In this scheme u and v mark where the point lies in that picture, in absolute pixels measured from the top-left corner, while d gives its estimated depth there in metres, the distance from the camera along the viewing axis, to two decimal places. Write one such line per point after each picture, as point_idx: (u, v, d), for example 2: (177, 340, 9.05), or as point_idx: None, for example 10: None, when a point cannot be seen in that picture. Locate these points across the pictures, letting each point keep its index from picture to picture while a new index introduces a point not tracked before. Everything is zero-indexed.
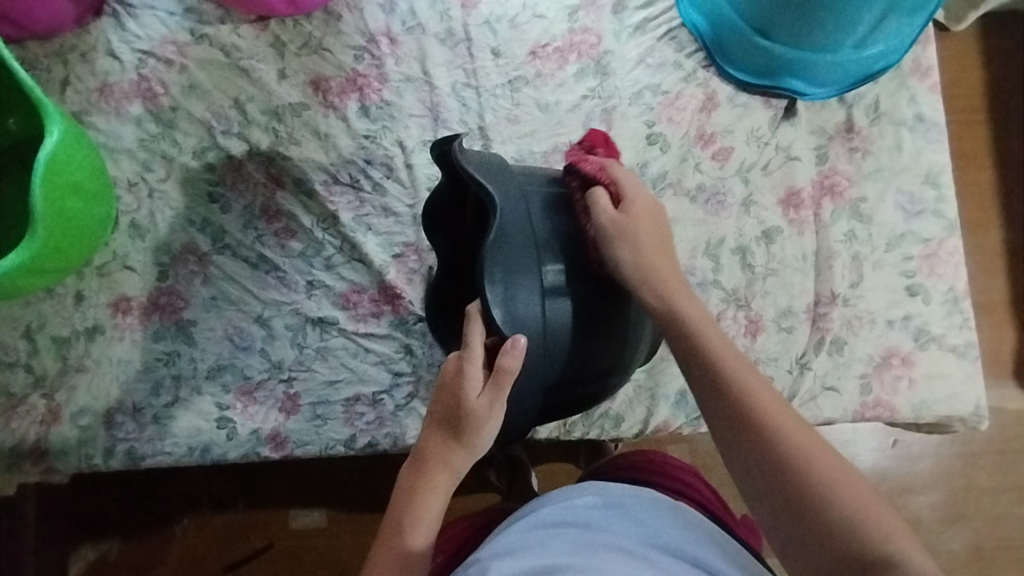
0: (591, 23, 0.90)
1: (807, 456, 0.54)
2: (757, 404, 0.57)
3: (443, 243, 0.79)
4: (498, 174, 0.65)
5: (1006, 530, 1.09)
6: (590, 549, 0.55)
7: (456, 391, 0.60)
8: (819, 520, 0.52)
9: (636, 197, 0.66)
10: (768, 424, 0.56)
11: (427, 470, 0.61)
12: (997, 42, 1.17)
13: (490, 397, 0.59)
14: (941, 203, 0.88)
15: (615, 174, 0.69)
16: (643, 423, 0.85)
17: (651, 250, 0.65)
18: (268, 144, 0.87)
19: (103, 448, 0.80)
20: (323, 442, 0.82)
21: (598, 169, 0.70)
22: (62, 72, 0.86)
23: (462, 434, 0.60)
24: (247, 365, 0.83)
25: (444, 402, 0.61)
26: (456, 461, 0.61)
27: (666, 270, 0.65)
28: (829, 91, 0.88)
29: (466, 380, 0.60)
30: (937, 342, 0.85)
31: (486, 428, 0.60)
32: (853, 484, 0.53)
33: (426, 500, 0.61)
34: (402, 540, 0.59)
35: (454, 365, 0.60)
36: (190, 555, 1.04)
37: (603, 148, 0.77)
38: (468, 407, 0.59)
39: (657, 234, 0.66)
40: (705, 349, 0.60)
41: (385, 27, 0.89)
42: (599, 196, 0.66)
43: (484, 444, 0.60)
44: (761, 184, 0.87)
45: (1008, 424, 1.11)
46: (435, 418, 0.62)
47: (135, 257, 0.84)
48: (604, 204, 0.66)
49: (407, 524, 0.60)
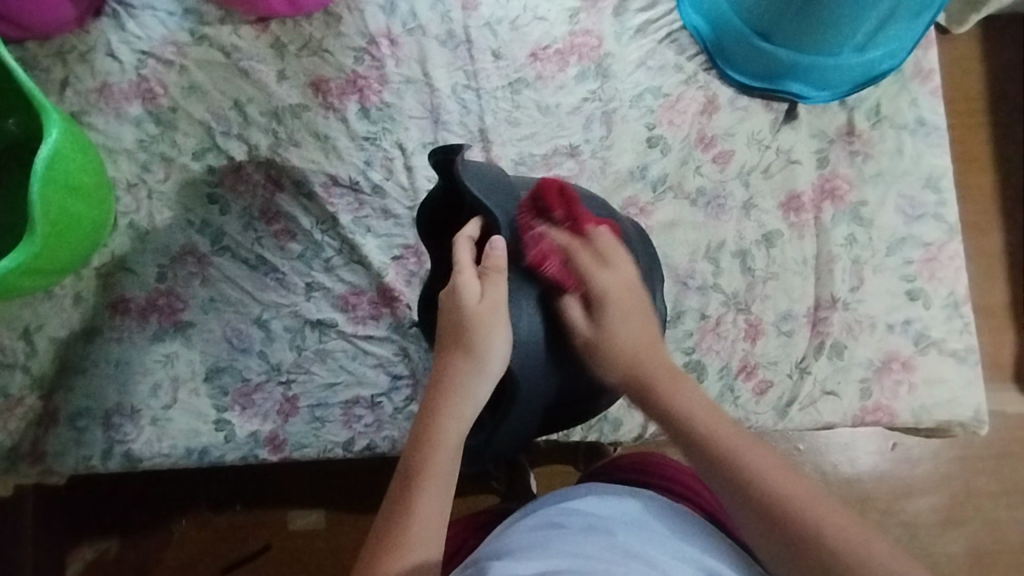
0: (591, 26, 0.90)
1: (784, 488, 0.54)
2: (737, 452, 0.56)
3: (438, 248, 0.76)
4: (497, 188, 0.67)
5: (1007, 534, 1.08)
6: (590, 551, 0.55)
7: (453, 311, 0.61)
8: (805, 542, 0.52)
9: (613, 295, 0.64)
10: (748, 464, 0.56)
11: (440, 392, 0.61)
12: (998, 45, 1.17)
13: (490, 298, 0.61)
14: (943, 206, 0.88)
15: (585, 272, 0.65)
16: (642, 426, 0.84)
17: (631, 350, 0.63)
18: (267, 145, 0.87)
19: (100, 449, 0.80)
20: (322, 445, 0.82)
21: (563, 265, 0.65)
22: (62, 73, 0.86)
23: (468, 342, 0.61)
24: (246, 367, 0.83)
25: (445, 331, 0.62)
26: (469, 384, 0.60)
27: (651, 346, 0.64)
28: (830, 95, 0.88)
29: (462, 293, 0.61)
30: (937, 347, 0.84)
31: (489, 336, 0.60)
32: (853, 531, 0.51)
33: (442, 434, 0.59)
34: (422, 484, 0.57)
35: (447, 290, 0.62)
36: (188, 555, 1.04)
37: (562, 208, 0.67)
38: (470, 317, 0.60)
39: (637, 331, 0.64)
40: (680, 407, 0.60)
41: (385, 29, 0.89)
42: (574, 313, 0.65)
43: (490, 345, 0.61)
44: (762, 188, 0.87)
45: (1008, 427, 1.10)
46: (440, 353, 0.62)
47: (134, 258, 0.84)
48: (578, 319, 0.65)
49: (424, 462, 0.58)
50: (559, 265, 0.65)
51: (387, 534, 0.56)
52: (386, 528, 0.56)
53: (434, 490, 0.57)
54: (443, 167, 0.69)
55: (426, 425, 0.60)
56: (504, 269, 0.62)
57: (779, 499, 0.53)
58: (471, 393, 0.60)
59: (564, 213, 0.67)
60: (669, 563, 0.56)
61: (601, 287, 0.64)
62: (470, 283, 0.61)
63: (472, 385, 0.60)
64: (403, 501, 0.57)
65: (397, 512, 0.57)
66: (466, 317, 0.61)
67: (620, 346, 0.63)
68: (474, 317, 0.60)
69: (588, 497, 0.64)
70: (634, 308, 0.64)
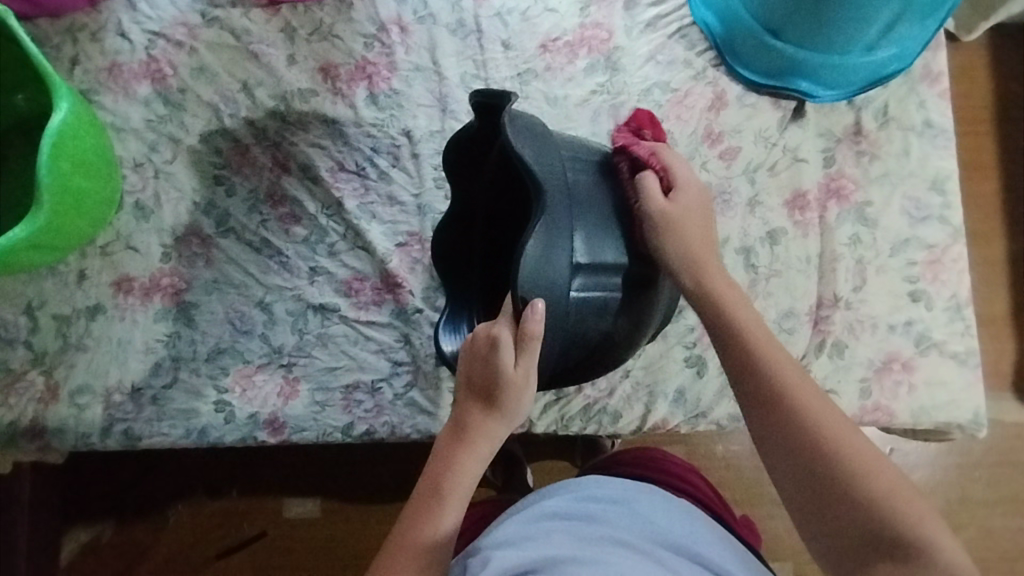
0: (602, 19, 0.90)
1: (808, 400, 0.56)
2: (750, 339, 0.59)
3: (463, 176, 0.78)
4: (540, 150, 0.63)
5: (1001, 542, 1.08)
6: (596, 543, 0.55)
7: (490, 364, 0.60)
8: (786, 416, 0.55)
9: (690, 189, 0.66)
10: (758, 351, 0.59)
11: (470, 435, 0.61)
12: (1008, 54, 1.17)
13: (526, 363, 0.59)
14: (948, 209, 0.88)
15: (670, 162, 0.67)
16: (641, 419, 0.84)
17: (693, 239, 0.64)
18: (275, 129, 0.87)
19: (99, 427, 0.80)
20: (321, 428, 0.81)
21: (649, 153, 0.69)
22: (72, 51, 0.86)
23: (501, 403, 0.61)
24: (247, 348, 0.83)
25: (472, 373, 0.62)
26: (495, 432, 0.62)
27: (705, 254, 0.64)
28: (838, 93, 0.88)
29: (501, 354, 0.59)
30: (938, 349, 0.84)
31: (521, 396, 0.61)
32: (842, 428, 0.54)
33: (465, 465, 0.60)
34: (442, 505, 0.59)
35: (482, 335, 0.61)
36: (183, 540, 1.04)
37: (650, 128, 0.74)
38: (506, 381, 0.60)
39: (702, 225, 0.65)
40: (740, 331, 0.60)
41: (396, 16, 0.89)
42: (653, 184, 0.65)
43: (521, 409, 0.61)
44: (768, 185, 0.87)
45: (1007, 435, 1.11)
46: (467, 391, 0.62)
47: (138, 238, 0.84)
48: (655, 192, 0.65)
49: (447, 485, 0.60)
50: (647, 151, 0.69)
51: (403, 539, 0.58)
52: (399, 539, 0.58)
53: (456, 507, 0.59)
54: (484, 110, 0.69)
55: (450, 452, 0.61)
56: (539, 334, 0.59)
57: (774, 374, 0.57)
58: (495, 438, 0.62)
59: (652, 134, 0.73)
60: (676, 559, 0.56)
61: (682, 176, 0.66)
62: (509, 347, 0.59)
63: (497, 429, 0.62)
64: (423, 514, 0.59)
65: (415, 522, 0.58)
66: (502, 377, 0.60)
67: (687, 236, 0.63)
68: (509, 381, 0.60)
69: (589, 489, 0.64)
70: (702, 220, 0.65)
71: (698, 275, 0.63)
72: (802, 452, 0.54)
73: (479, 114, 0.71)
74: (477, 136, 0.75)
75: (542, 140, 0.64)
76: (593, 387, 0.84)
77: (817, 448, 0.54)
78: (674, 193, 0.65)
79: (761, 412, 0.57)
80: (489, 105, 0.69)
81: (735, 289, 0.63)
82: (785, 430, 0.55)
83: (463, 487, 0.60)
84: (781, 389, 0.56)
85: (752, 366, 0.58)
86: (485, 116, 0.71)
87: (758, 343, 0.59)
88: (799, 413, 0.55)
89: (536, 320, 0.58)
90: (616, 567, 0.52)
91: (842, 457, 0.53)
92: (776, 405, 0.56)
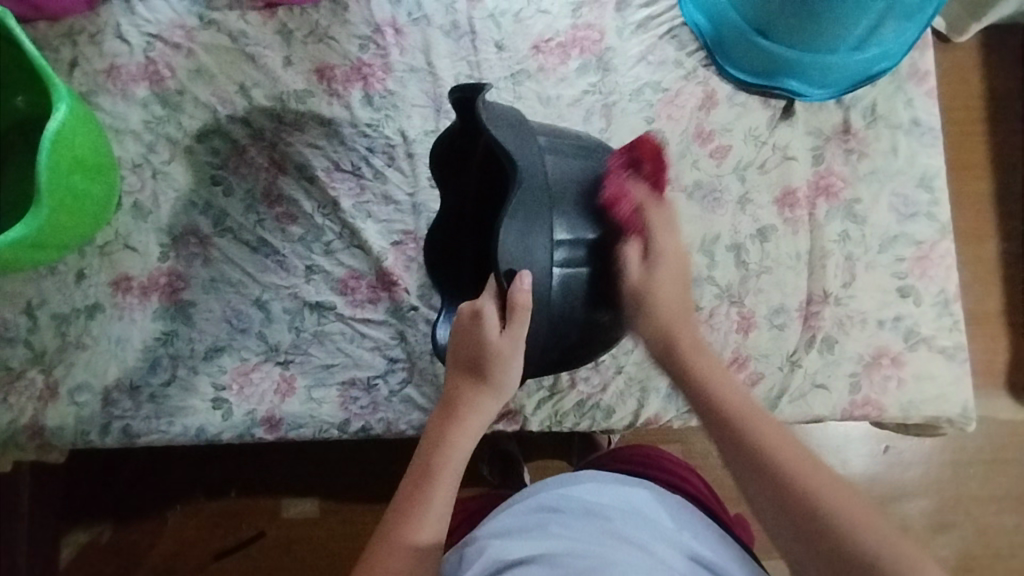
0: (594, 20, 0.91)
1: (782, 450, 0.56)
2: (727, 400, 0.60)
3: (448, 172, 0.80)
4: (520, 135, 0.64)
5: (995, 538, 1.09)
6: (586, 535, 0.56)
7: (475, 339, 0.62)
8: (760, 462, 0.56)
9: (668, 255, 0.66)
10: (734, 411, 0.59)
11: (459, 413, 0.63)
12: (997, 54, 1.19)
13: (512, 334, 0.61)
14: (936, 206, 0.89)
15: (651, 226, 0.66)
16: (633, 414, 0.85)
17: (671, 309, 0.65)
18: (271, 130, 0.88)
19: (99, 425, 0.81)
20: (317, 425, 0.82)
21: (634, 212, 0.67)
22: (71, 54, 0.87)
23: (489, 375, 0.63)
24: (244, 346, 0.84)
25: (461, 352, 0.64)
26: (484, 406, 0.63)
27: (683, 326, 0.65)
28: (827, 92, 0.89)
29: (486, 324, 0.62)
30: (927, 343, 0.85)
31: (508, 367, 0.62)
32: (818, 473, 0.54)
33: (455, 441, 0.62)
34: (431, 484, 0.60)
35: (467, 313, 0.64)
36: (181, 541, 1.05)
37: (651, 162, 0.68)
38: (492, 351, 0.62)
39: (679, 293, 0.66)
40: (717, 394, 0.61)
41: (391, 18, 0.90)
42: (632, 252, 0.66)
43: (510, 381, 0.63)
44: (758, 183, 0.88)
45: (1000, 432, 1.11)
46: (458, 371, 0.65)
47: (136, 237, 0.85)
48: (633, 267, 0.66)
49: (437, 464, 0.61)
50: (630, 210, 0.67)
51: (396, 525, 0.58)
52: (392, 522, 0.58)
53: (447, 485, 0.60)
54: (462, 105, 0.70)
55: (441, 431, 0.63)
56: (527, 306, 0.60)
57: (752, 432, 0.57)
58: (484, 412, 0.64)
59: (651, 169, 0.68)
60: (665, 549, 0.57)
61: (661, 244, 0.66)
62: (494, 320, 0.62)
63: (485, 402, 0.63)
64: (413, 499, 0.59)
65: (412, 504, 0.59)
66: (488, 349, 0.62)
67: (664, 303, 0.65)
68: (495, 351, 0.62)
69: (585, 483, 0.65)
70: (678, 287, 0.66)
71: (674, 349, 0.65)
72: (781, 496, 0.54)
73: (460, 109, 0.72)
74: (460, 132, 0.77)
75: (523, 129, 0.65)
76: (586, 382, 0.85)
77: (793, 491, 0.53)
78: (650, 260, 0.66)
79: (746, 473, 0.56)
80: (467, 101, 0.69)
81: (713, 356, 0.64)
82: (762, 475, 0.55)
83: (453, 464, 0.61)
84: (756, 442, 0.57)
85: (732, 427, 0.58)
86: (466, 113, 0.72)
87: (731, 405, 0.60)
88: (776, 469, 0.55)
89: (523, 292, 0.59)
90: (605, 555, 0.53)
91: (819, 496, 0.52)
92: (754, 458, 0.56)
